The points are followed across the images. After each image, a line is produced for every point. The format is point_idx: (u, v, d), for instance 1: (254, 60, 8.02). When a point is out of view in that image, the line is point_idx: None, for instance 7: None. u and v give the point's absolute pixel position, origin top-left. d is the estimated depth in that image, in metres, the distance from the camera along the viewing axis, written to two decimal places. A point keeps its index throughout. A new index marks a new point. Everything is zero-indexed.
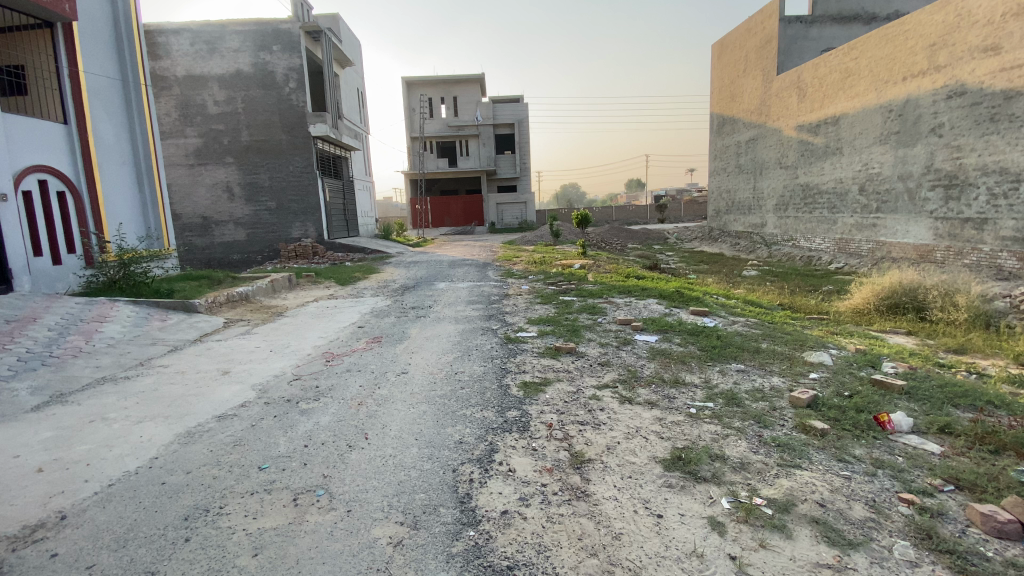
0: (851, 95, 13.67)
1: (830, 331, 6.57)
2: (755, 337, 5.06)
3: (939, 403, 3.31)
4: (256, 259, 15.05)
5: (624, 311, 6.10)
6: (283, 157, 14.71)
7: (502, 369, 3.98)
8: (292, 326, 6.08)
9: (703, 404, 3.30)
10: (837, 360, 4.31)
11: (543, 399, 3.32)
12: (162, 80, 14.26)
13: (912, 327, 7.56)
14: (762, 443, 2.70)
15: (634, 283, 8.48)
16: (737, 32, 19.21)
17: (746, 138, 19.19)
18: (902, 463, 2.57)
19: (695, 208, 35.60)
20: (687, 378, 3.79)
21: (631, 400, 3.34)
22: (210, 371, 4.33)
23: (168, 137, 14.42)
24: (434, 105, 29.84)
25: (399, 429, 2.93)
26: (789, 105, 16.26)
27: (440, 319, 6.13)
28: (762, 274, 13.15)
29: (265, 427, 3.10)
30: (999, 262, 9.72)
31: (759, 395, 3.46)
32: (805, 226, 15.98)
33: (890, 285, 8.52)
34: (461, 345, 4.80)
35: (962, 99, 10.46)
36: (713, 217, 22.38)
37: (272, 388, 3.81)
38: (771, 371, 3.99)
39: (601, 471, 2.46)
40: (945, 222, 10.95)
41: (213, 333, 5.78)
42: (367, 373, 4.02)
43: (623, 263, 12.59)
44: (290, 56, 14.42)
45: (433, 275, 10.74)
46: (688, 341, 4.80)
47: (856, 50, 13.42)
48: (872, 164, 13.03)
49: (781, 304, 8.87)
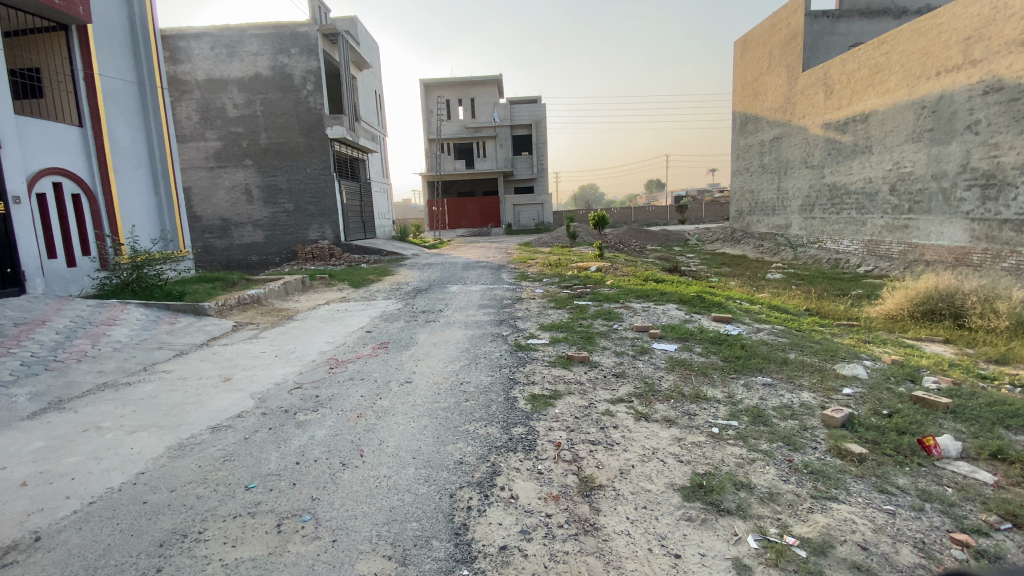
0: (881, 92, 13.11)
1: (862, 340, 6.19)
2: (782, 346, 4.75)
3: (989, 424, 2.97)
4: (273, 260, 15.13)
5: (642, 317, 5.86)
6: (299, 160, 14.75)
7: (511, 380, 3.78)
8: (300, 330, 5.97)
9: (726, 422, 3.05)
10: (873, 373, 3.98)
11: (551, 414, 3.11)
12: (184, 84, 14.45)
13: (950, 335, 7.13)
14: (793, 470, 2.44)
15: (652, 287, 8.20)
16: (761, 29, 18.70)
17: (770, 137, 18.65)
18: (951, 496, 2.25)
19: (717, 209, 34.92)
20: (708, 392, 3.54)
21: (648, 417, 3.10)
22: (212, 378, 4.23)
23: (188, 140, 14.59)
24: (452, 106, 29.84)
25: (397, 446, 2.74)
26: (816, 102, 15.73)
27: (450, 324, 5.96)
28: (787, 277, 12.68)
29: (259, 440, 2.96)
30: None
31: (788, 413, 3.19)
32: (832, 227, 15.41)
33: (925, 290, 8.07)
34: (470, 352, 4.61)
35: (1000, 94, 9.89)
36: (735, 218, 21.84)
37: (271, 397, 3.67)
38: (799, 385, 3.70)
39: (613, 499, 2.24)
40: (982, 224, 10.39)
41: (221, 337, 5.70)
42: (369, 382, 3.85)
43: (642, 265, 12.27)
44: (308, 59, 14.46)
45: (447, 277, 10.62)
46: (709, 351, 4.53)
47: (886, 44, 12.87)
48: (904, 163, 12.46)
49: (807, 309, 8.47)
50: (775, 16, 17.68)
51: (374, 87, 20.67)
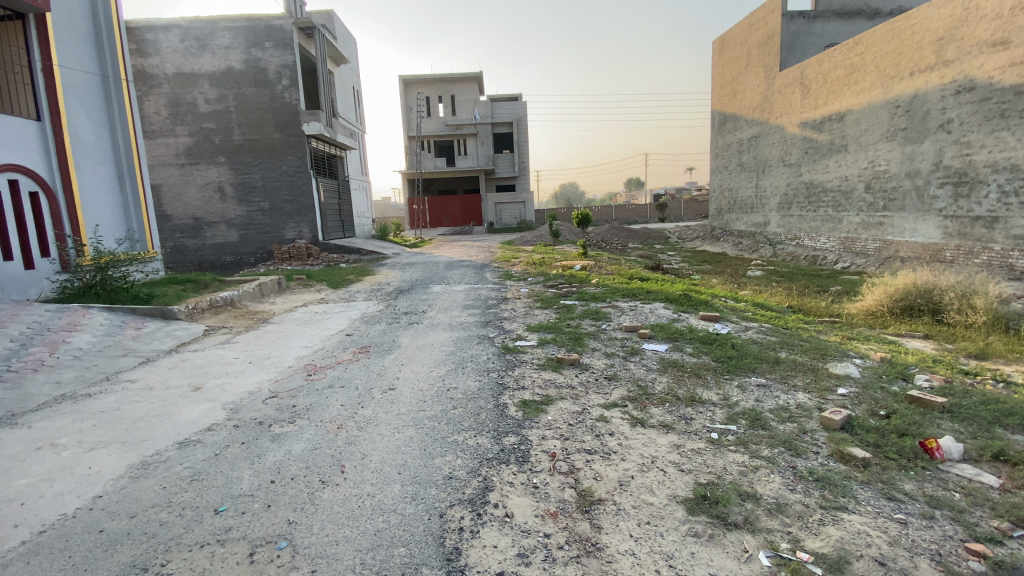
0: (856, 91, 13.33)
1: (847, 337, 6.21)
2: (772, 345, 4.69)
3: (986, 424, 2.93)
4: (249, 260, 14.67)
5: (630, 316, 5.77)
6: (275, 157, 14.31)
7: (499, 385, 3.62)
8: (276, 334, 5.71)
9: (725, 427, 2.94)
10: (865, 373, 3.94)
11: (544, 422, 2.97)
12: (152, 78, 13.89)
13: (930, 331, 7.22)
14: (799, 478, 2.35)
15: (637, 286, 8.13)
16: (739, 29, 18.88)
17: (748, 136, 18.85)
18: (959, 501, 2.18)
19: (696, 207, 35.28)
20: (703, 395, 3.43)
21: (644, 423, 2.98)
22: (180, 388, 3.97)
23: (158, 136, 14.03)
24: (432, 103, 29.47)
25: (381, 461, 2.57)
26: (792, 101, 15.93)
27: (434, 326, 5.77)
28: (767, 274, 12.78)
29: (231, 456, 2.75)
30: (1011, 261, 9.40)
31: (786, 415, 3.10)
32: (809, 225, 15.64)
33: (904, 286, 8.17)
34: (456, 356, 4.44)
35: (972, 94, 10.10)
36: (715, 216, 22.05)
37: (244, 408, 3.44)
38: (794, 386, 3.62)
39: (614, 515, 2.10)
40: (954, 220, 10.62)
41: (191, 342, 5.41)
42: (351, 390, 3.64)
43: (625, 264, 12.23)
44: (282, 53, 14.04)
45: (429, 277, 10.40)
46: (701, 351, 4.44)
47: (861, 45, 13.08)
48: (879, 161, 12.68)
49: (789, 306, 8.51)
50: (752, 16, 17.86)
51: (352, 83, 20.24)
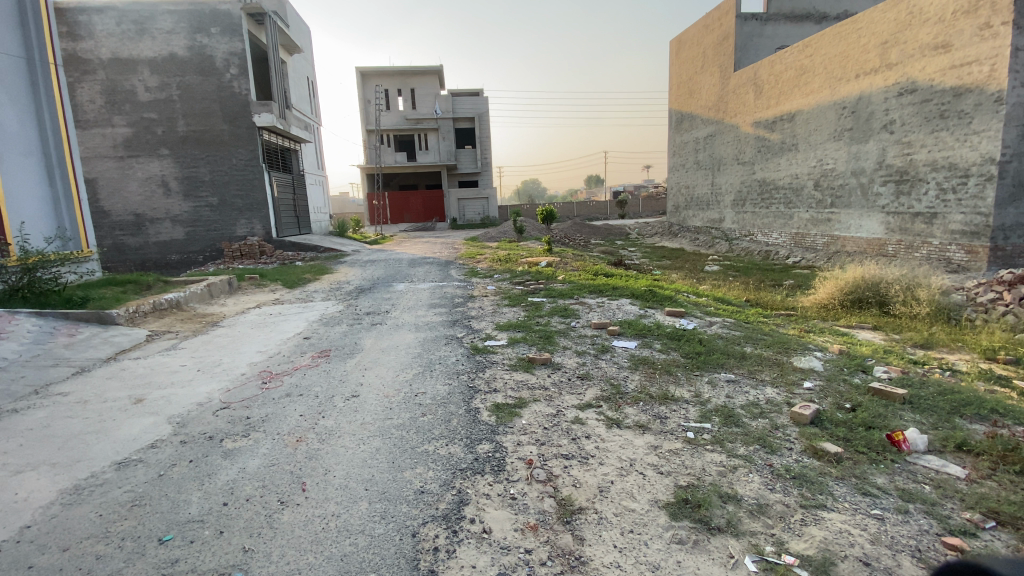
0: (805, 92, 13.85)
1: (804, 330, 6.41)
2: (737, 340, 4.75)
3: (946, 415, 3.06)
4: (197, 259, 13.87)
5: (598, 313, 5.74)
6: (224, 150, 13.57)
7: (470, 389, 3.48)
8: (227, 338, 5.35)
9: (699, 425, 2.92)
10: (827, 365, 4.04)
11: (517, 426, 2.86)
12: (85, 62, 12.85)
13: (878, 322, 7.58)
14: (777, 476, 2.33)
15: (603, 282, 8.14)
16: (695, 29, 19.31)
17: (704, 134, 19.34)
18: (930, 494, 2.25)
19: (654, 204, 36.06)
20: (675, 392, 3.40)
21: (620, 424, 2.91)
22: (119, 400, 3.62)
23: (93, 126, 13.03)
24: (391, 97, 28.78)
25: (346, 476, 2.40)
26: (746, 101, 16.43)
27: (398, 327, 5.56)
28: (724, 269, 13.15)
29: (177, 476, 2.50)
30: (948, 255, 10.03)
31: (758, 411, 3.11)
32: (762, 221, 16.20)
33: (854, 279, 8.54)
34: (423, 358, 4.27)
35: (913, 96, 10.66)
36: (673, 213, 22.56)
37: (191, 421, 3.16)
38: (762, 380, 3.65)
39: (596, 525, 2.02)
40: (896, 216, 11.22)
41: (132, 349, 4.99)
42: (311, 399, 3.42)
43: (589, 260, 12.28)
44: (231, 40, 13.30)
45: (391, 275, 10.11)
46: (670, 347, 4.43)
47: (810, 47, 13.59)
48: (827, 160, 13.24)
49: (748, 300, 8.75)
50: (708, 17, 18.29)
51: (306, 74, 19.46)
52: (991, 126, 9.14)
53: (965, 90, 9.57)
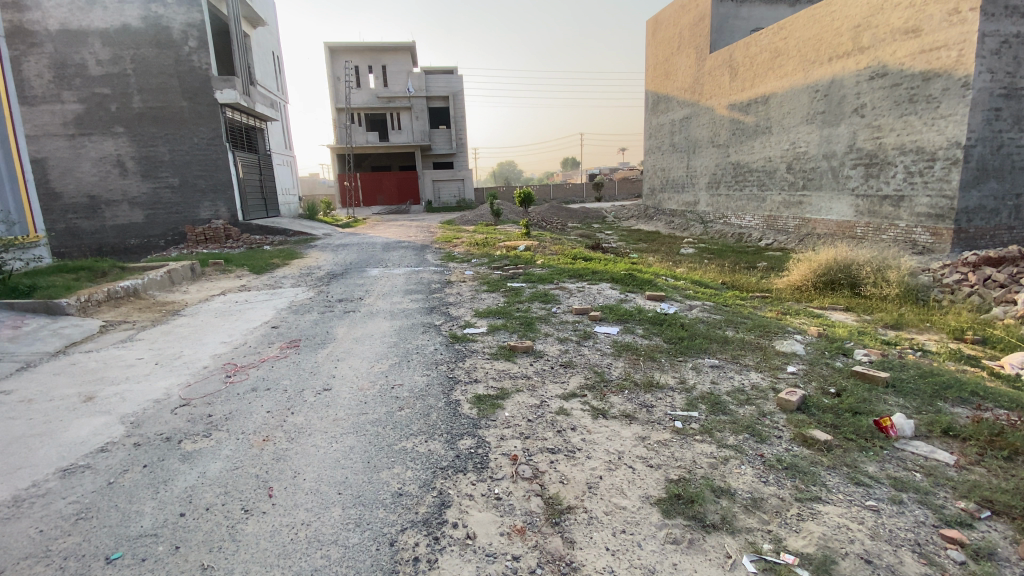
0: (780, 75, 13.88)
1: (781, 312, 6.44)
2: (719, 324, 4.69)
3: (929, 399, 3.10)
4: (158, 244, 13.19)
5: (578, 298, 5.63)
6: (184, 128, 12.84)
7: (449, 379, 3.33)
8: (189, 328, 5.04)
9: (687, 412, 2.82)
10: (808, 349, 4.01)
11: (500, 419, 2.73)
12: (31, 34, 11.96)
13: (850, 303, 7.71)
14: (770, 468, 2.26)
15: (582, 266, 8.03)
16: (671, 9, 19.09)
17: (679, 116, 19.29)
18: (923, 482, 2.26)
19: (629, 186, 36.12)
20: (660, 379, 3.30)
21: (606, 414, 2.79)
22: (67, 399, 3.34)
23: (39, 102, 12.14)
24: (361, 74, 27.80)
25: (317, 479, 2.24)
26: (721, 83, 16.42)
27: (372, 314, 5.33)
28: (699, 252, 13.22)
29: (129, 484, 2.29)
30: (915, 237, 10.28)
31: (744, 398, 3.04)
32: (736, 204, 16.35)
33: (827, 261, 8.65)
34: (399, 348, 4.08)
35: (884, 80, 10.77)
36: (648, 196, 22.60)
37: (147, 421, 2.92)
38: (745, 365, 3.59)
39: (586, 526, 1.91)
40: (866, 199, 11.42)
41: (84, 342, 4.65)
42: (278, 394, 3.22)
43: (567, 243, 12.16)
44: (188, 10, 12.50)
45: (364, 259, 9.78)
46: (653, 333, 4.33)
47: (785, 30, 13.58)
48: (800, 143, 13.36)
49: (724, 282, 8.78)
50: None
51: (271, 48, 18.54)
52: (958, 111, 9.29)
53: (934, 75, 9.70)
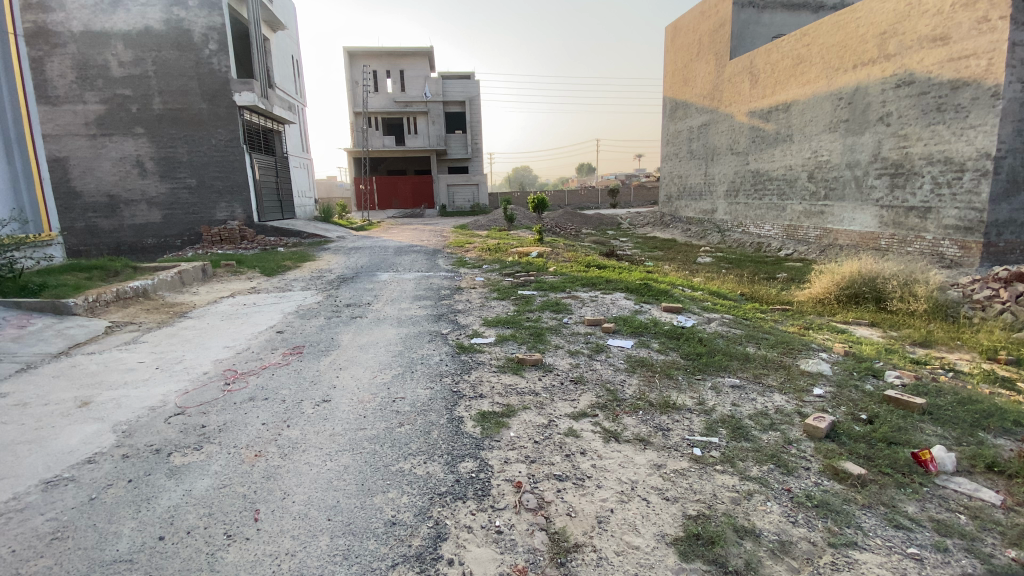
0: (802, 82, 13.55)
1: (803, 327, 6.18)
2: (739, 339, 4.47)
3: (969, 429, 2.87)
4: (174, 244, 13.31)
5: (591, 308, 5.46)
6: (202, 129, 12.96)
7: (453, 394, 3.17)
8: (194, 331, 4.97)
9: (706, 437, 2.64)
10: (836, 369, 3.77)
11: (505, 439, 2.57)
12: (55, 35, 12.18)
13: (875, 318, 7.41)
14: (798, 505, 2.07)
15: (596, 274, 7.85)
16: (691, 15, 18.86)
17: (698, 123, 19.01)
18: (968, 526, 2.04)
19: (644, 193, 35.81)
20: (677, 399, 3.10)
21: (618, 437, 2.61)
22: (62, 404, 3.25)
23: (62, 102, 12.34)
24: (379, 79, 28.00)
25: (307, 502, 2.09)
26: (741, 90, 16.12)
27: (379, 321, 5.21)
28: (716, 261, 12.96)
29: (111, 501, 2.17)
30: (942, 250, 9.90)
31: (768, 422, 2.85)
32: (755, 212, 16.02)
33: (851, 273, 8.34)
34: (404, 357, 3.95)
35: (911, 88, 10.43)
36: (664, 203, 22.31)
37: (140, 431, 2.81)
38: (769, 386, 3.37)
39: (595, 567, 1.73)
40: (890, 210, 11.07)
41: (88, 343, 4.59)
42: (276, 404, 3.09)
43: (581, 250, 11.98)
44: (209, 14, 12.62)
45: (376, 263, 9.72)
46: (669, 347, 4.11)
47: (808, 36, 13.28)
48: (822, 152, 13.02)
49: (742, 293, 8.52)
50: (704, 3, 17.87)
51: (290, 52, 18.72)
52: (988, 121, 8.93)
53: (963, 84, 9.35)
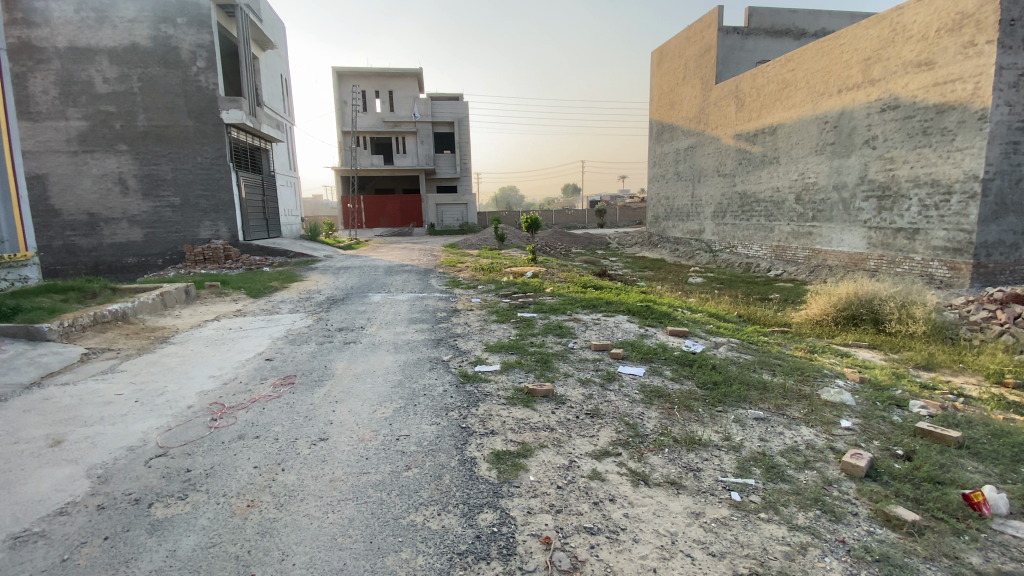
0: (788, 106, 13.80)
1: (807, 350, 6.06)
2: (752, 365, 4.32)
3: (1010, 464, 2.73)
4: (156, 263, 12.88)
5: (595, 332, 5.28)
6: (188, 147, 12.68)
7: (462, 430, 2.94)
8: (177, 358, 4.66)
9: (741, 479, 2.45)
10: (859, 399, 3.62)
11: (526, 485, 2.34)
12: (38, 50, 11.88)
13: (875, 340, 7.35)
14: (858, 561, 1.90)
15: (595, 296, 7.69)
16: (677, 41, 19.25)
17: (685, 145, 19.26)
18: None
19: (630, 213, 36.19)
20: (703, 435, 2.91)
21: (648, 480, 2.41)
22: (31, 442, 2.93)
23: (43, 118, 11.99)
24: (368, 98, 28.02)
25: (310, 565, 1.84)
26: (727, 113, 16.39)
27: (375, 346, 4.96)
28: (708, 281, 12.94)
29: (85, 564, 1.88)
30: (931, 270, 9.98)
31: (801, 459, 2.68)
32: (743, 233, 16.14)
33: (847, 295, 8.31)
34: (405, 388, 3.70)
35: (896, 112, 10.64)
36: (652, 223, 22.44)
37: (117, 476, 2.52)
38: (794, 419, 3.21)
39: None
40: (878, 231, 11.17)
41: (62, 372, 4.26)
42: (268, 444, 2.82)
43: (574, 270, 11.84)
44: (198, 31, 12.46)
45: (366, 284, 9.46)
46: (683, 375, 3.93)
47: (793, 61, 13.57)
48: (809, 174, 13.19)
49: (739, 315, 8.42)
50: (690, 29, 18.27)
51: (279, 71, 18.62)
52: (974, 144, 9.11)
53: (949, 108, 9.56)
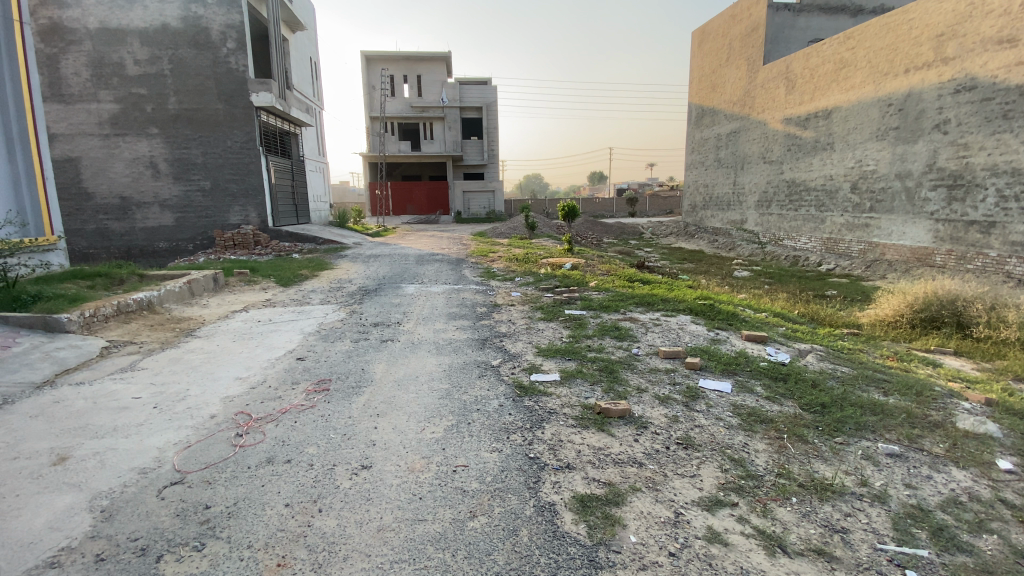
0: (846, 87, 12.73)
1: (897, 360, 5.35)
2: (855, 381, 3.69)
3: None
4: (186, 248, 12.74)
5: (657, 335, 4.69)
6: (218, 130, 12.42)
7: (531, 462, 2.41)
8: (202, 354, 4.28)
9: (908, 548, 1.89)
10: (1007, 432, 2.97)
11: (628, 550, 1.81)
12: (71, 32, 11.73)
13: (962, 347, 6.53)
14: None
15: (646, 291, 7.07)
16: (721, 19, 18.14)
17: (726, 131, 18.22)
18: None
19: (661, 203, 35.07)
20: (833, 478, 2.33)
21: (785, 547, 1.86)
22: (34, 459, 2.54)
23: (76, 101, 11.88)
24: (396, 83, 27.59)
25: None
26: (776, 96, 15.32)
27: (415, 346, 4.49)
28: (755, 274, 12.12)
29: None
30: (1007, 268, 9.02)
31: (971, 518, 2.10)
32: (790, 224, 15.14)
33: (925, 294, 7.47)
34: (455, 400, 3.19)
35: (972, 94, 9.59)
36: (689, 213, 21.44)
37: (124, 512, 2.09)
38: (937, 456, 2.61)
39: None
40: (947, 224, 10.16)
41: (80, 369, 3.92)
42: (299, 473, 2.35)
43: (612, 262, 11.18)
44: (227, 11, 12.11)
45: (397, 273, 9.04)
46: (779, 394, 3.31)
47: (853, 39, 12.46)
48: (867, 161, 12.14)
49: (802, 315, 7.68)
50: (736, 7, 17.14)
51: (308, 53, 18.24)
52: None
53: None
